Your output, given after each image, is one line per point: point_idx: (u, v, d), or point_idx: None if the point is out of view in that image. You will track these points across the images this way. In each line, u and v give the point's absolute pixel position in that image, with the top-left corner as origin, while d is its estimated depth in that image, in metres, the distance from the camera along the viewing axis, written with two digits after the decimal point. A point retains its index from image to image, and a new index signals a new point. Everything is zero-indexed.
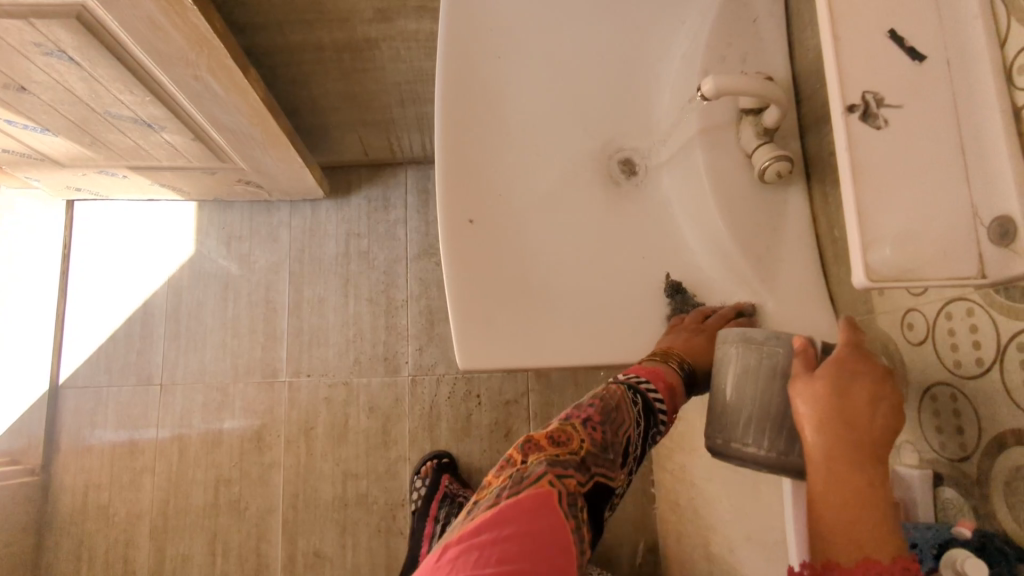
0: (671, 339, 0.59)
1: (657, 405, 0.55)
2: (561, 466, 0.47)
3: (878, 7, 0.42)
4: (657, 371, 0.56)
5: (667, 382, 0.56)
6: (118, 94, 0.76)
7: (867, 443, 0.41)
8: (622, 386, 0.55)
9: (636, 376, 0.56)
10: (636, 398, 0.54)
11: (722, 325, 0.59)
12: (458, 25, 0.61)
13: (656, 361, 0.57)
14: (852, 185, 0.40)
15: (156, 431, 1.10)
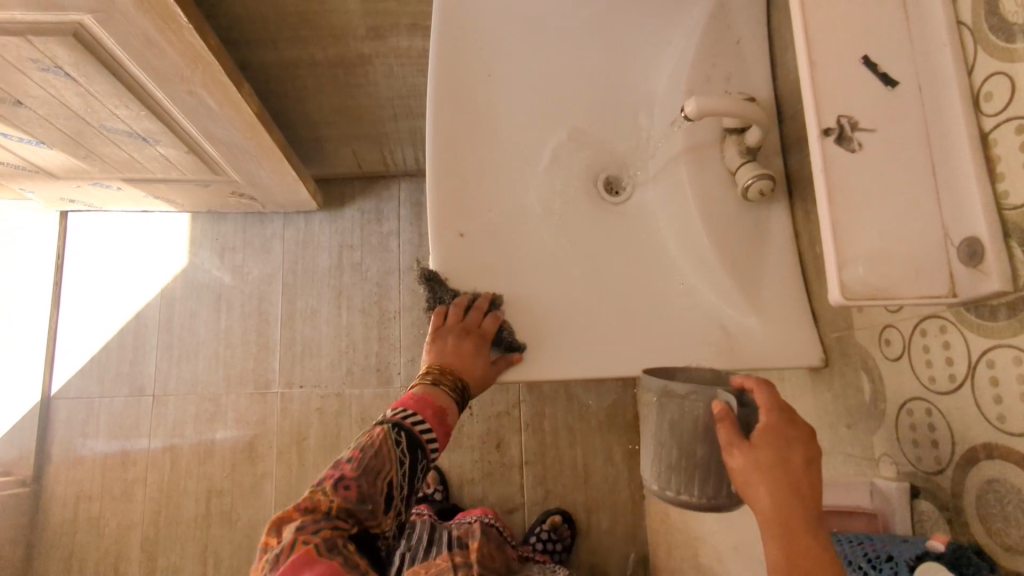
0: (439, 353, 0.57)
1: (425, 436, 0.50)
2: (314, 526, 0.40)
3: (852, 34, 0.44)
4: (426, 396, 0.53)
5: (439, 406, 0.52)
6: (113, 108, 0.77)
7: (812, 505, 0.38)
8: (384, 425, 0.48)
9: (401, 410, 0.51)
10: (399, 434, 0.48)
11: (484, 319, 0.60)
12: (450, 45, 0.62)
13: (426, 383, 0.54)
14: (828, 207, 0.41)
15: (148, 442, 1.10)
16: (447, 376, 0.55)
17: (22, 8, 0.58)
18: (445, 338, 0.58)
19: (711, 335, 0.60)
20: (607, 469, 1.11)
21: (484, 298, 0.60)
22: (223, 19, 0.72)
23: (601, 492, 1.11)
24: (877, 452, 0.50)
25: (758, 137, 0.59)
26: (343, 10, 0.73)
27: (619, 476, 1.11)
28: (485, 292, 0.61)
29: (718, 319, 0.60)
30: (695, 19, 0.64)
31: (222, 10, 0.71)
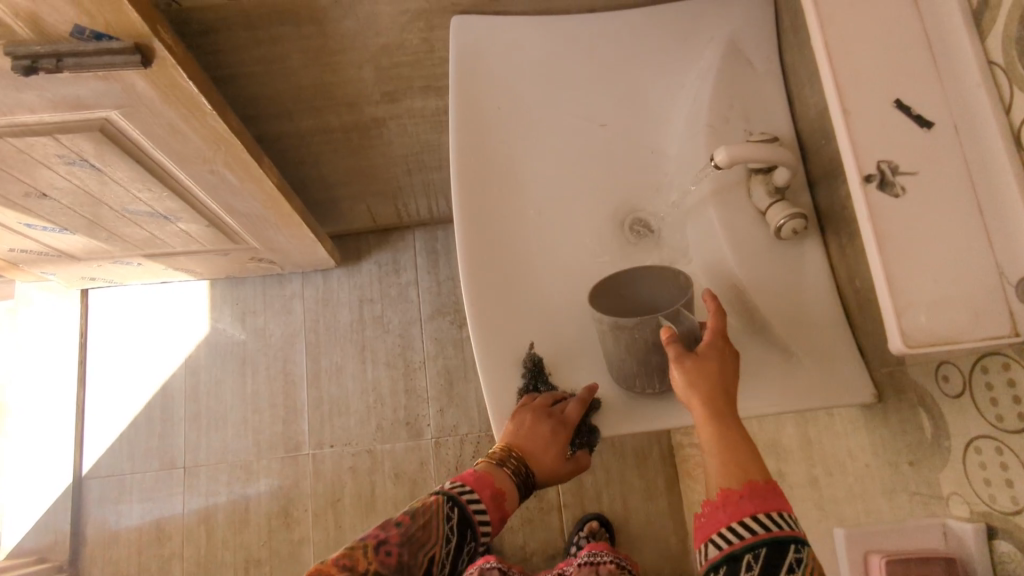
0: (517, 437, 0.59)
1: (477, 516, 0.58)
2: None
3: (882, 80, 0.44)
4: (485, 479, 0.60)
5: (498, 489, 0.59)
6: (136, 192, 0.78)
7: (731, 400, 0.50)
8: (439, 496, 0.57)
9: (460, 484, 0.59)
10: (451, 510, 0.57)
11: (573, 413, 0.59)
12: (470, 116, 0.66)
13: (490, 464, 0.60)
14: (877, 252, 0.42)
15: (182, 516, 1.09)
16: (514, 459, 0.60)
17: (50, 109, 0.59)
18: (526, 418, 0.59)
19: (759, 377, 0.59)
20: (647, 505, 1.11)
21: (585, 391, 0.60)
22: (242, 97, 0.73)
23: (643, 529, 1.09)
24: (945, 491, 0.49)
25: (786, 175, 0.59)
26: (359, 78, 0.74)
27: (660, 511, 1.10)
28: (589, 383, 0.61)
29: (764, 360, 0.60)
30: (708, 64, 0.66)
31: (240, 88, 0.71)
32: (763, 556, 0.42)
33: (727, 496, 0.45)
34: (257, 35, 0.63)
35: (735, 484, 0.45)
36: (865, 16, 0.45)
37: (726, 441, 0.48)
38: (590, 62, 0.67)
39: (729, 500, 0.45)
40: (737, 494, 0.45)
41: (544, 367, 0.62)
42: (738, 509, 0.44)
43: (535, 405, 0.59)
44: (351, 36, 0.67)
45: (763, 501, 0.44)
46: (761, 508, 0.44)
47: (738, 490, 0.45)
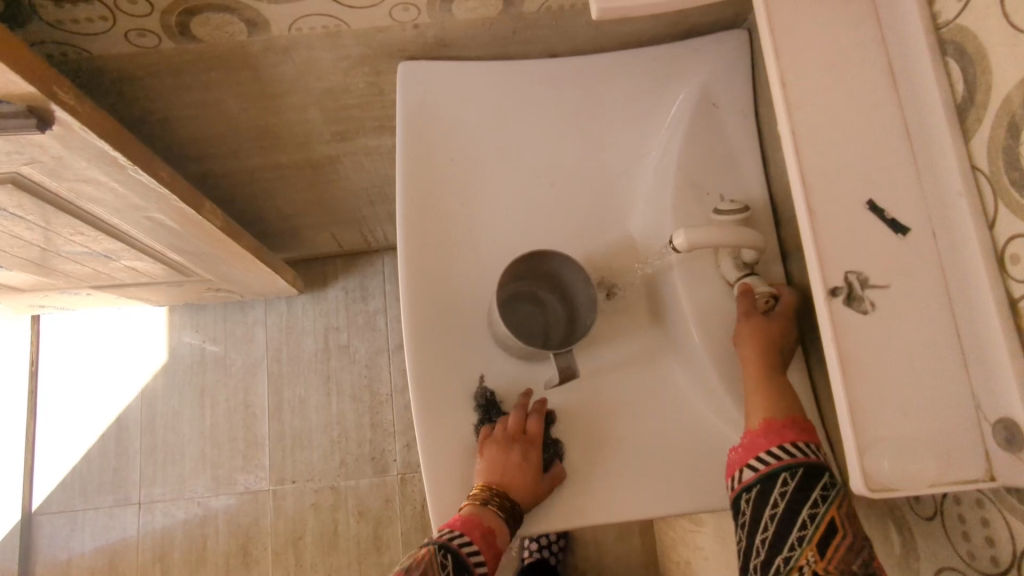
0: (484, 470, 0.54)
1: (472, 558, 0.51)
2: None
3: (853, 176, 0.39)
4: (472, 519, 0.52)
5: (487, 528, 0.52)
6: (69, 237, 0.73)
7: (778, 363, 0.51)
8: (430, 547, 0.51)
9: (449, 531, 0.52)
10: (445, 557, 0.51)
11: (528, 422, 0.56)
12: (418, 169, 0.60)
13: (474, 505, 0.53)
14: (842, 381, 0.37)
15: (137, 553, 1.05)
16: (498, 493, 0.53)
17: None
18: (491, 450, 0.55)
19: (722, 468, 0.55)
20: (619, 546, 1.07)
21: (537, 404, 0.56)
22: (177, 138, 0.68)
23: (614, 569, 1.07)
24: None
25: (754, 252, 0.55)
26: (304, 119, 0.69)
27: (632, 551, 1.07)
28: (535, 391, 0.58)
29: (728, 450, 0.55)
30: (678, 116, 0.61)
31: (174, 131, 0.66)
32: (799, 476, 0.44)
33: (771, 425, 0.47)
34: (183, 81, 0.58)
35: (779, 414, 0.47)
36: (836, 102, 0.40)
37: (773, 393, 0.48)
38: (551, 112, 0.62)
39: (773, 427, 0.46)
40: (781, 424, 0.47)
41: (497, 399, 0.57)
42: (782, 434, 0.46)
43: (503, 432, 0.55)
44: (289, 82, 0.61)
45: (803, 432, 0.46)
46: (802, 437, 0.46)
47: (781, 420, 0.47)
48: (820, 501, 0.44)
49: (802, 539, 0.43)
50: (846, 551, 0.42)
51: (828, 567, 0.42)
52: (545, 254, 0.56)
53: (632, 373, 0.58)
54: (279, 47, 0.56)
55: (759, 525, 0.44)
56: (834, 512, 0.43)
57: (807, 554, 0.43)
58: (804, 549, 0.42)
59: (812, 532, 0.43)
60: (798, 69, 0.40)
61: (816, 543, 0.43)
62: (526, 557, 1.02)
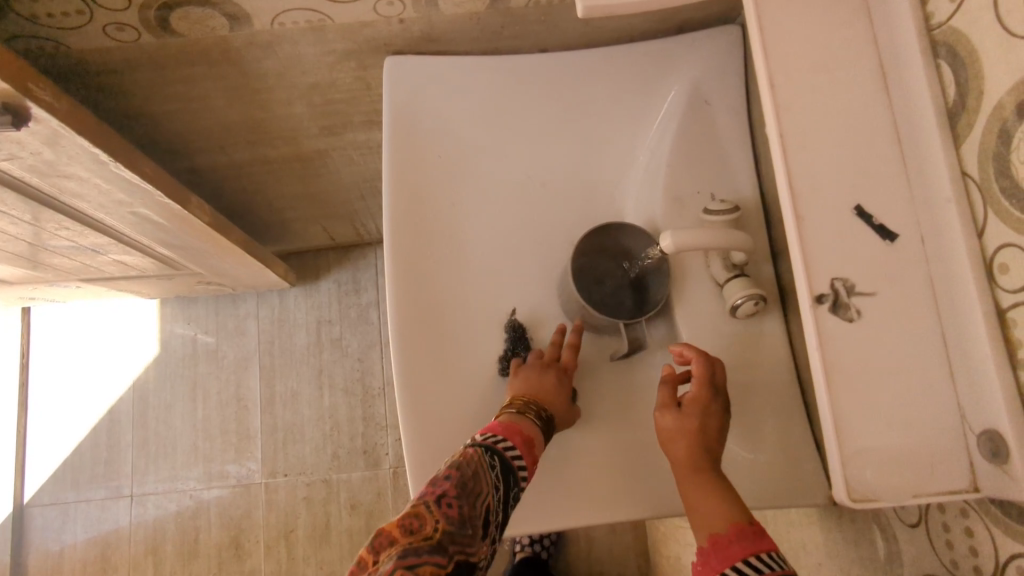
0: (519, 386, 0.53)
1: (516, 463, 0.47)
2: (414, 557, 0.37)
3: (842, 181, 0.38)
4: (511, 425, 0.49)
5: (526, 435, 0.49)
6: (54, 232, 0.72)
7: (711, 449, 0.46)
8: (477, 448, 0.46)
9: (490, 435, 0.48)
10: (494, 460, 0.46)
11: (561, 351, 0.56)
12: (405, 165, 0.60)
13: (510, 413, 0.50)
14: (826, 390, 0.36)
15: (129, 544, 1.06)
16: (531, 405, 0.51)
17: None
18: (525, 372, 0.54)
19: None
20: (611, 540, 1.08)
21: (573, 332, 0.56)
22: (162, 132, 0.67)
23: (604, 563, 1.07)
24: None
25: (744, 253, 0.53)
26: (291, 114, 0.68)
27: (623, 546, 1.08)
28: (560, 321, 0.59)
29: None
30: (670, 113, 0.60)
31: (158, 125, 0.66)
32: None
33: (717, 542, 0.42)
34: (165, 76, 0.57)
35: (723, 526, 0.43)
36: (825, 104, 0.39)
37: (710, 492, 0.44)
38: (541, 107, 0.61)
39: (718, 546, 0.42)
40: (726, 539, 0.42)
41: (526, 332, 0.59)
42: (728, 553, 0.41)
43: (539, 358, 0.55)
44: (274, 76, 0.60)
45: (756, 542, 0.41)
46: (754, 549, 0.41)
47: (727, 535, 0.42)
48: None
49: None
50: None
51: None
52: (624, 227, 0.56)
53: (620, 374, 0.57)
54: (262, 41, 0.55)
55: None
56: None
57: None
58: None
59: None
60: (787, 70, 0.39)
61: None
62: (518, 551, 1.02)
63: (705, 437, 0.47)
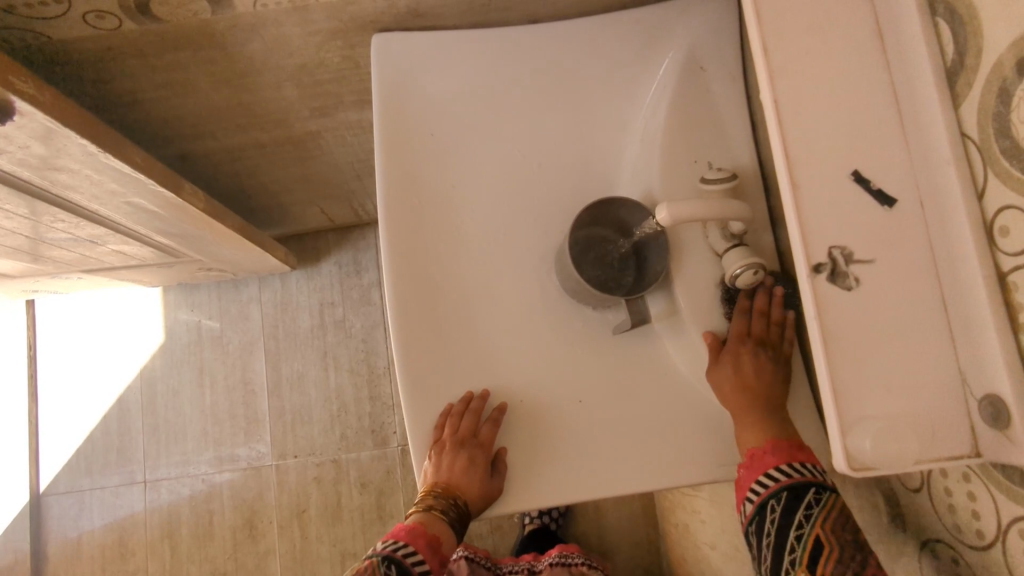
0: (437, 472, 0.56)
1: (416, 566, 0.54)
2: None
3: (839, 146, 0.38)
4: (417, 528, 0.56)
5: (431, 536, 0.56)
6: (52, 225, 0.72)
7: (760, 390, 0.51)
8: (375, 559, 0.54)
9: (393, 542, 0.55)
10: (389, 567, 0.53)
11: (482, 426, 0.55)
12: (398, 145, 0.59)
13: (421, 510, 0.57)
14: (825, 361, 0.36)
15: (145, 529, 1.08)
16: (443, 499, 0.56)
17: None
18: (446, 454, 0.56)
19: (709, 439, 0.55)
20: (619, 510, 1.09)
21: (496, 411, 0.56)
22: (150, 118, 0.66)
23: (614, 532, 1.08)
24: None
25: (742, 222, 0.53)
26: (280, 96, 0.67)
27: (632, 515, 1.09)
28: (479, 389, 0.57)
29: (717, 422, 0.55)
30: (664, 81, 0.58)
31: (146, 112, 0.65)
32: (785, 500, 0.45)
33: (754, 455, 0.48)
34: (150, 63, 0.56)
35: (759, 441, 0.49)
36: (820, 69, 0.38)
37: (759, 419, 0.50)
38: (533, 82, 0.60)
39: (755, 458, 0.48)
40: (762, 452, 0.48)
41: (526, 308, 0.58)
42: (762, 465, 0.47)
43: (453, 432, 0.55)
44: (260, 59, 0.59)
45: (787, 454, 0.47)
46: (785, 459, 0.47)
47: (762, 449, 0.48)
48: (804, 521, 0.44)
49: (793, 563, 0.44)
50: (835, 566, 0.42)
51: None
52: (619, 201, 0.55)
53: (620, 349, 0.57)
54: (245, 24, 0.54)
55: (762, 559, 0.46)
56: (820, 531, 0.44)
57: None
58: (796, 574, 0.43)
59: (801, 553, 0.44)
60: (780, 34, 0.38)
61: (806, 564, 0.43)
62: (527, 524, 1.04)
63: (741, 377, 0.51)
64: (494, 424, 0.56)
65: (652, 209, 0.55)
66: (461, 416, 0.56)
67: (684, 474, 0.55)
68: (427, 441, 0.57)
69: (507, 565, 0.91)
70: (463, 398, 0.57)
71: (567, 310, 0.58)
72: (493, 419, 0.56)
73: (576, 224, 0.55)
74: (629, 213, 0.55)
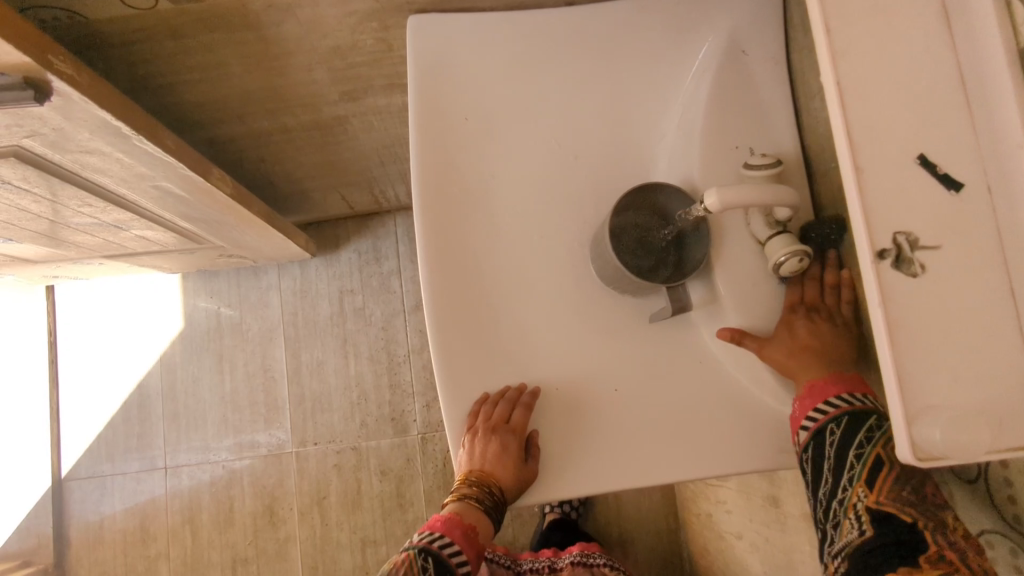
0: (472, 461, 0.56)
1: (454, 559, 0.54)
2: None
3: (904, 128, 0.37)
4: (453, 518, 0.56)
5: (467, 526, 0.55)
6: (78, 209, 0.72)
7: (824, 351, 0.50)
8: (412, 551, 0.55)
9: (430, 533, 0.56)
10: (427, 559, 0.54)
11: (513, 412, 0.55)
12: (434, 128, 0.58)
13: (458, 501, 0.56)
14: (890, 349, 0.35)
15: (166, 515, 1.08)
16: (479, 489, 0.56)
17: None
18: (478, 441, 0.55)
19: (748, 429, 0.55)
20: (639, 500, 1.09)
21: (527, 395, 0.55)
22: (178, 101, 0.66)
23: (634, 524, 1.08)
24: None
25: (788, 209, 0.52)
26: (311, 80, 0.66)
27: (652, 506, 1.09)
28: (517, 382, 0.56)
29: (756, 411, 0.55)
30: (704, 65, 0.57)
31: (176, 95, 0.64)
32: (846, 424, 0.46)
33: (814, 387, 0.49)
34: (183, 44, 0.56)
35: (817, 375, 0.49)
36: (883, 51, 0.37)
37: (821, 353, 0.50)
38: (571, 65, 0.59)
39: (816, 388, 0.48)
40: (822, 382, 0.49)
41: (563, 295, 0.57)
42: (823, 392, 0.48)
43: (487, 419, 0.55)
44: (294, 41, 0.59)
45: (847, 384, 0.48)
46: (845, 390, 0.48)
47: (823, 379, 0.49)
48: (864, 442, 0.46)
49: (851, 479, 0.45)
50: (894, 481, 0.44)
51: (880, 499, 0.44)
52: (659, 187, 0.54)
53: (659, 338, 0.57)
54: (281, 4, 0.53)
55: (820, 479, 0.47)
56: (880, 451, 0.45)
57: (858, 492, 0.45)
58: (853, 487, 0.45)
59: (860, 470, 0.45)
60: (843, 14, 0.37)
61: (865, 480, 0.45)
62: (548, 514, 1.03)
63: (798, 338, 0.50)
64: (526, 409, 0.55)
65: (694, 196, 0.54)
66: (495, 405, 0.55)
67: (724, 463, 0.54)
68: (459, 429, 0.56)
69: (526, 562, 0.90)
70: (500, 389, 0.56)
71: (604, 298, 0.57)
72: (523, 405, 0.55)
73: (615, 209, 0.54)
74: (670, 199, 0.55)
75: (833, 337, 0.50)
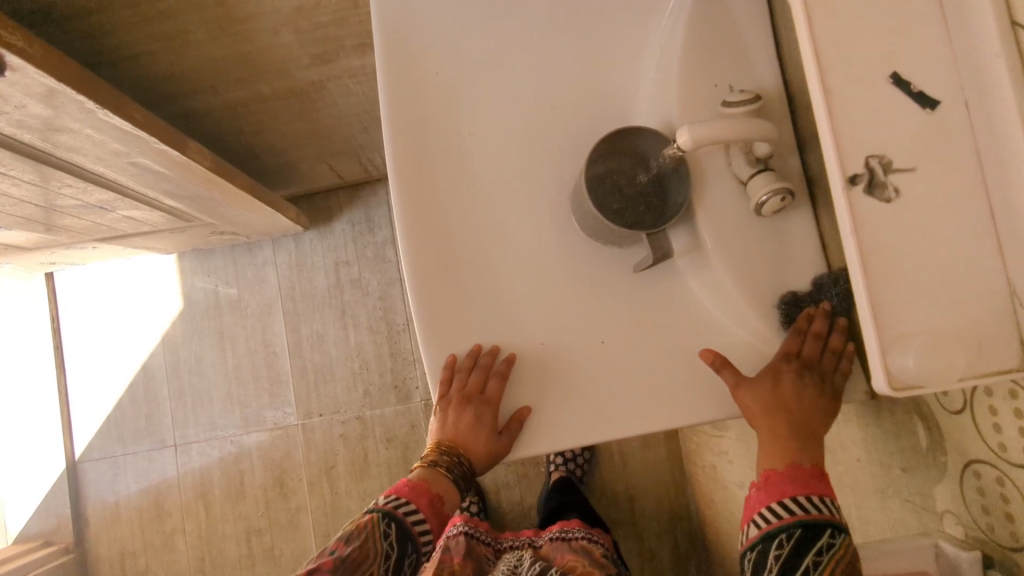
0: (445, 428, 0.57)
1: (415, 527, 0.57)
2: None
3: (875, 46, 0.35)
4: (420, 487, 0.58)
5: (433, 494, 0.58)
6: (60, 192, 0.71)
7: (796, 426, 0.49)
8: (377, 515, 0.57)
9: (395, 498, 0.58)
10: (389, 526, 0.57)
11: (488, 382, 0.55)
12: (403, 85, 0.57)
13: (428, 467, 0.58)
14: (863, 277, 0.34)
15: (179, 491, 1.10)
16: (449, 456, 0.57)
17: None
18: (452, 410, 0.57)
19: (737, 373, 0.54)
20: (644, 455, 1.09)
21: (503, 364, 0.55)
22: (147, 74, 0.65)
23: (640, 479, 1.09)
24: (939, 506, 0.46)
25: (768, 145, 0.51)
26: (279, 44, 0.64)
27: (657, 460, 1.09)
28: (489, 343, 0.56)
29: (745, 355, 0.54)
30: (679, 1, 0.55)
31: (143, 67, 0.63)
32: (798, 536, 0.45)
33: (771, 476, 0.48)
34: (142, 12, 0.54)
35: (778, 464, 0.48)
36: None
37: (790, 439, 0.49)
38: (540, 10, 0.56)
39: (771, 480, 0.48)
40: (779, 476, 0.48)
41: (544, 248, 0.56)
42: (779, 488, 0.47)
43: (460, 388, 0.55)
44: (256, 3, 0.57)
45: (806, 484, 0.47)
46: (803, 490, 0.47)
47: (782, 471, 0.48)
48: (815, 561, 0.45)
49: None
50: None
51: None
52: (637, 131, 0.53)
53: (643, 287, 0.56)
54: None
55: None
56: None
57: None
58: None
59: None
60: None
61: None
62: (553, 473, 1.04)
63: (775, 395, 0.50)
64: (500, 380, 0.55)
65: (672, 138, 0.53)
66: (469, 372, 0.55)
67: (714, 408, 0.54)
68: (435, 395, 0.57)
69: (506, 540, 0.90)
70: (471, 351, 0.56)
71: (586, 249, 0.56)
72: (497, 376, 0.55)
73: (592, 157, 0.52)
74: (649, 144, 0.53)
75: (814, 404, 0.50)
